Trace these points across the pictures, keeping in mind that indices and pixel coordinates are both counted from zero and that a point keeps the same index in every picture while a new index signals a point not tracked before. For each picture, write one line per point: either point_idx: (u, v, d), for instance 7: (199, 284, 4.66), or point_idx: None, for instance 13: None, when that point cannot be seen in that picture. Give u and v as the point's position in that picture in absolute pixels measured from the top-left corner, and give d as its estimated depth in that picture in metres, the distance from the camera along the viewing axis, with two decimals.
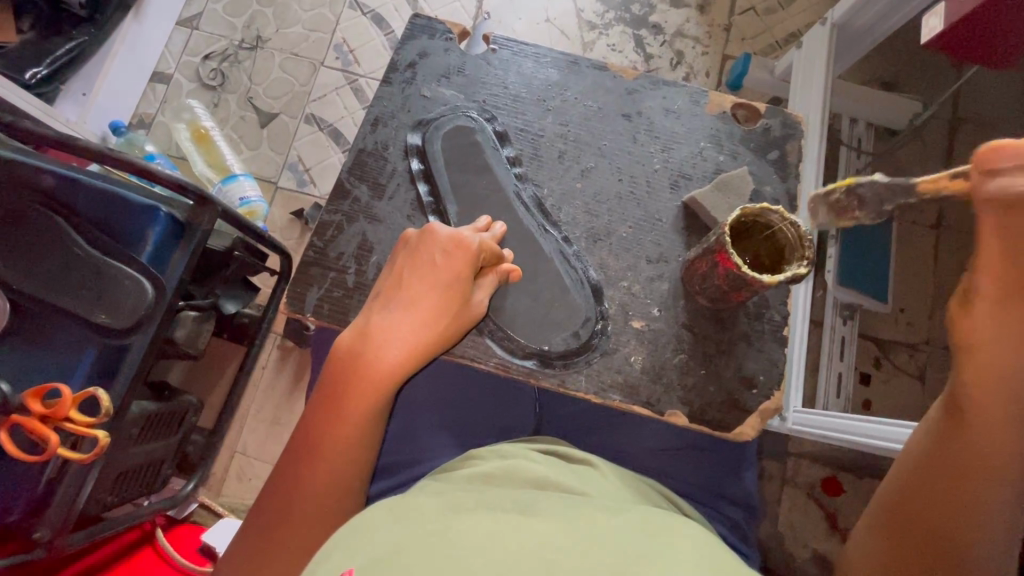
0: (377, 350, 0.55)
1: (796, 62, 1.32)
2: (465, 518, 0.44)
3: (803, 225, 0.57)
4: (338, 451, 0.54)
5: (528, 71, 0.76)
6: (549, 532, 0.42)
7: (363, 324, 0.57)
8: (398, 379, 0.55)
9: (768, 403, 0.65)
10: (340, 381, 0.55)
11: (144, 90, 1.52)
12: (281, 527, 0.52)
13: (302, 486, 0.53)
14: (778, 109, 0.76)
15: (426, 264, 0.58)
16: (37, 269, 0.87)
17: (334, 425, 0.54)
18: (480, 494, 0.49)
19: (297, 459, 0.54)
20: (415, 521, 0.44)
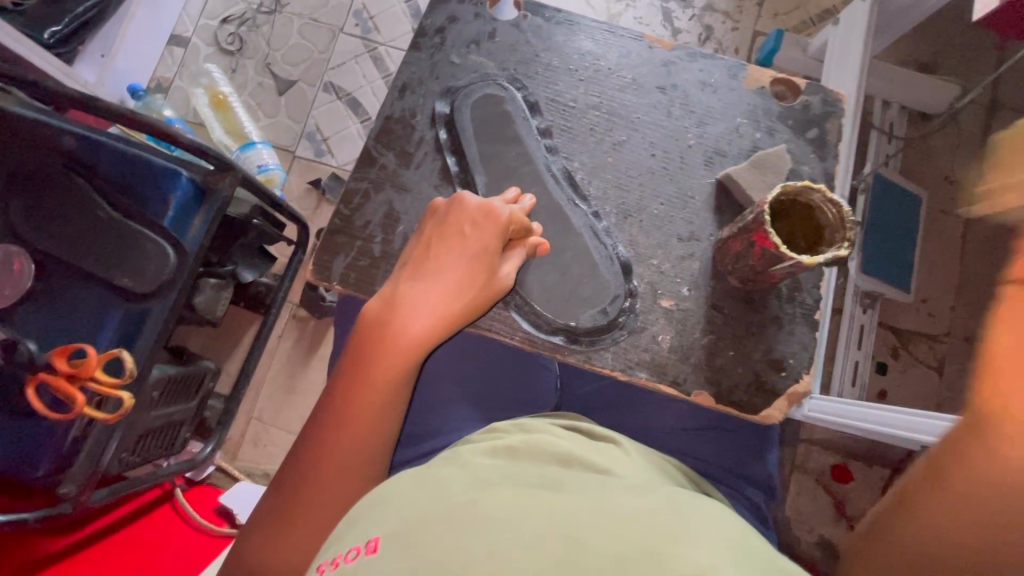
0: (405, 320, 0.54)
1: (832, 39, 1.27)
2: (493, 491, 0.43)
3: (845, 206, 0.56)
4: (363, 420, 0.54)
5: (561, 40, 0.74)
6: (577, 510, 0.41)
7: (387, 294, 0.56)
8: (424, 350, 0.55)
9: (796, 387, 0.64)
10: (365, 350, 0.54)
11: (162, 54, 1.50)
12: (305, 493, 0.53)
13: (326, 454, 0.53)
14: (818, 85, 0.73)
15: (455, 235, 0.57)
16: (59, 231, 0.88)
17: (359, 394, 0.54)
18: (505, 467, 0.48)
19: (322, 427, 0.54)
20: (443, 493, 0.44)
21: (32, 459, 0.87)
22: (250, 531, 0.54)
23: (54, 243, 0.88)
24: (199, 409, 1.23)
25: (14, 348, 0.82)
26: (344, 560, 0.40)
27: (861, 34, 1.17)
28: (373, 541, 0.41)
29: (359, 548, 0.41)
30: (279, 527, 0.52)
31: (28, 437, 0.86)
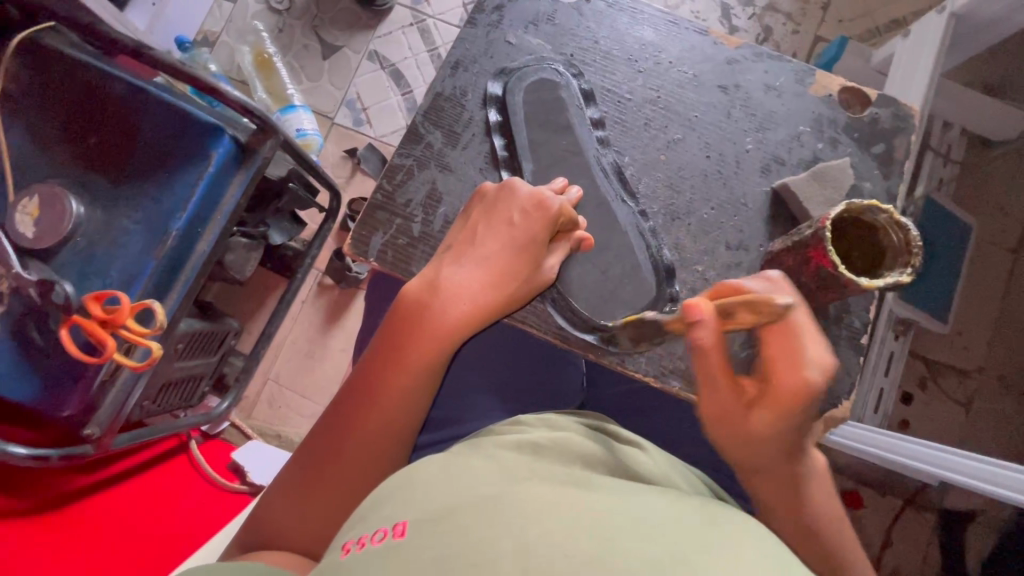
0: (443, 305, 0.53)
1: (898, 51, 1.21)
2: (521, 485, 0.43)
3: (912, 230, 0.53)
4: (391, 402, 0.53)
5: (623, 27, 0.71)
6: (607, 512, 0.40)
7: (420, 278, 0.55)
8: (459, 336, 0.54)
9: (834, 412, 0.62)
10: (400, 331, 0.53)
11: (211, 8, 1.49)
12: (328, 468, 0.53)
13: (349, 437, 0.53)
14: (890, 98, 0.69)
15: (504, 222, 0.56)
16: (105, 181, 0.91)
17: (391, 375, 0.53)
18: (533, 463, 0.48)
19: (351, 405, 0.54)
20: (470, 483, 0.43)
21: (58, 398, 0.88)
22: (264, 504, 0.55)
23: (103, 187, 0.91)
24: (218, 364, 1.25)
25: (51, 290, 0.83)
26: (370, 541, 0.40)
27: (933, 48, 1.10)
28: (400, 525, 0.40)
29: (386, 530, 0.40)
30: (296, 503, 0.53)
31: (55, 377, 0.87)
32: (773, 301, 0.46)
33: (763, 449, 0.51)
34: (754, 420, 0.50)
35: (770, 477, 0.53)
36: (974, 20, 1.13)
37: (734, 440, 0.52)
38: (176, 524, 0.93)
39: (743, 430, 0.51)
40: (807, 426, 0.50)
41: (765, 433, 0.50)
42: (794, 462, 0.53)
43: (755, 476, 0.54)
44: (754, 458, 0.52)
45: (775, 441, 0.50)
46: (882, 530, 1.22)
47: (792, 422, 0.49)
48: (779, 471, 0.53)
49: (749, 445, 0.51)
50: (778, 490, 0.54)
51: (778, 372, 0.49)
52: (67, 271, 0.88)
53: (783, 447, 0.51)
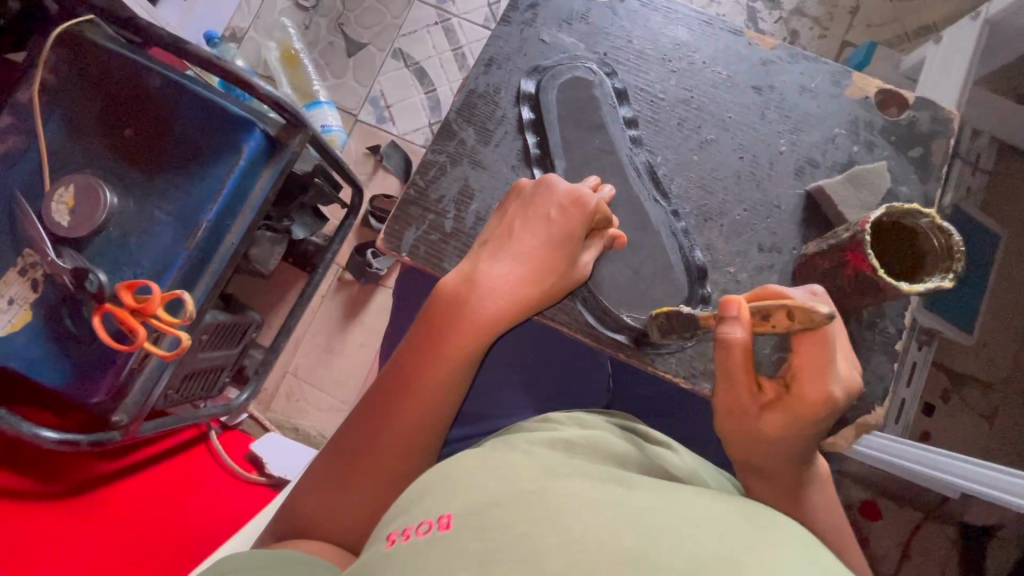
0: (479, 300, 0.53)
1: (930, 57, 1.19)
2: (559, 481, 0.42)
3: (955, 234, 0.52)
4: (427, 394, 0.53)
5: (657, 27, 0.71)
6: (648, 509, 0.40)
7: (457, 273, 0.55)
8: (493, 332, 0.54)
9: (868, 418, 0.61)
10: (436, 325, 0.54)
11: (239, 4, 1.51)
12: (361, 461, 0.53)
13: (385, 430, 0.53)
14: (928, 101, 0.68)
15: (541, 218, 0.56)
16: (138, 172, 0.92)
17: (426, 369, 0.53)
18: (569, 460, 0.48)
19: (385, 398, 0.54)
20: (506, 478, 0.43)
21: (89, 385, 0.89)
22: (298, 492, 0.55)
23: (135, 178, 0.92)
24: (239, 356, 1.26)
25: (84, 277, 0.84)
26: (415, 533, 0.40)
27: (966, 54, 1.09)
28: (444, 517, 0.41)
29: (430, 522, 0.41)
30: (329, 493, 0.53)
31: (86, 365, 0.89)
32: (815, 310, 0.41)
33: (771, 453, 0.51)
34: (767, 422, 0.50)
35: (776, 480, 0.53)
36: (1009, 27, 1.11)
37: (744, 439, 0.52)
38: (198, 512, 0.94)
39: (754, 425, 0.51)
40: (816, 435, 0.50)
41: (774, 436, 0.50)
42: (802, 468, 0.53)
43: (760, 477, 0.54)
44: (760, 457, 0.52)
45: (785, 446, 0.50)
46: (901, 543, 1.21)
47: (804, 430, 0.49)
48: (781, 475, 0.53)
49: (760, 443, 0.51)
50: (778, 489, 0.54)
51: (801, 381, 0.49)
52: (100, 259, 0.90)
53: (795, 451, 0.51)
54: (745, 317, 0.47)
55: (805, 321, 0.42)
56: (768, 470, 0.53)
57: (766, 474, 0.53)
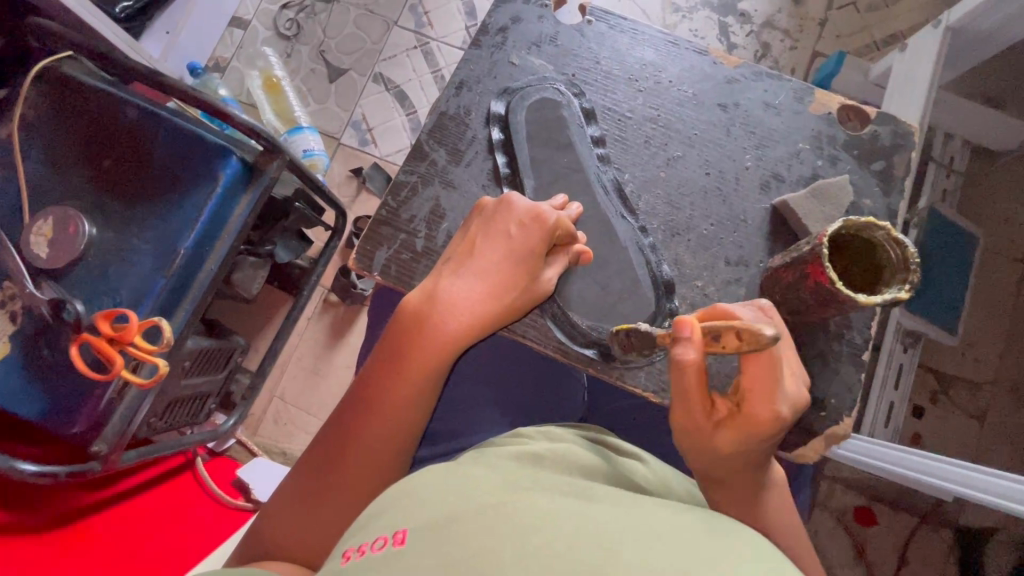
0: (441, 316, 0.54)
1: (898, 65, 1.22)
2: (525, 495, 0.43)
3: (911, 246, 0.53)
4: (391, 410, 0.54)
5: (623, 48, 0.73)
6: (609, 520, 0.41)
7: (424, 285, 0.57)
8: (456, 348, 0.55)
9: (838, 427, 0.62)
10: (400, 342, 0.54)
11: (223, 34, 1.54)
12: (326, 480, 0.54)
13: (357, 445, 0.54)
14: (890, 116, 0.70)
15: (501, 234, 0.57)
16: (117, 202, 0.93)
17: (389, 386, 0.54)
18: (534, 474, 0.48)
19: (350, 415, 0.55)
20: (470, 494, 0.44)
21: (68, 415, 0.89)
22: (265, 515, 0.55)
23: (115, 209, 0.93)
24: (225, 382, 1.26)
25: (61, 307, 0.84)
26: (370, 548, 0.40)
27: (931, 60, 1.12)
28: (400, 533, 0.41)
29: (386, 538, 0.41)
30: (298, 514, 0.53)
31: (65, 394, 0.89)
32: (760, 331, 0.42)
33: (727, 466, 0.52)
34: (720, 439, 0.50)
35: (727, 491, 0.54)
36: (972, 35, 1.15)
37: (700, 457, 0.52)
38: (181, 540, 0.94)
39: (708, 445, 0.51)
40: (763, 448, 0.51)
41: (727, 452, 0.50)
42: (753, 478, 0.54)
43: (715, 489, 0.54)
44: (704, 467, 0.53)
45: (738, 459, 0.51)
46: (896, 548, 1.20)
47: (755, 444, 0.50)
48: (733, 487, 0.54)
49: (709, 459, 0.52)
50: (730, 498, 0.54)
51: (752, 400, 0.49)
52: (79, 289, 0.90)
53: (745, 465, 0.52)
54: (694, 336, 0.47)
55: (754, 342, 0.42)
56: (717, 481, 0.53)
57: (722, 487, 0.54)
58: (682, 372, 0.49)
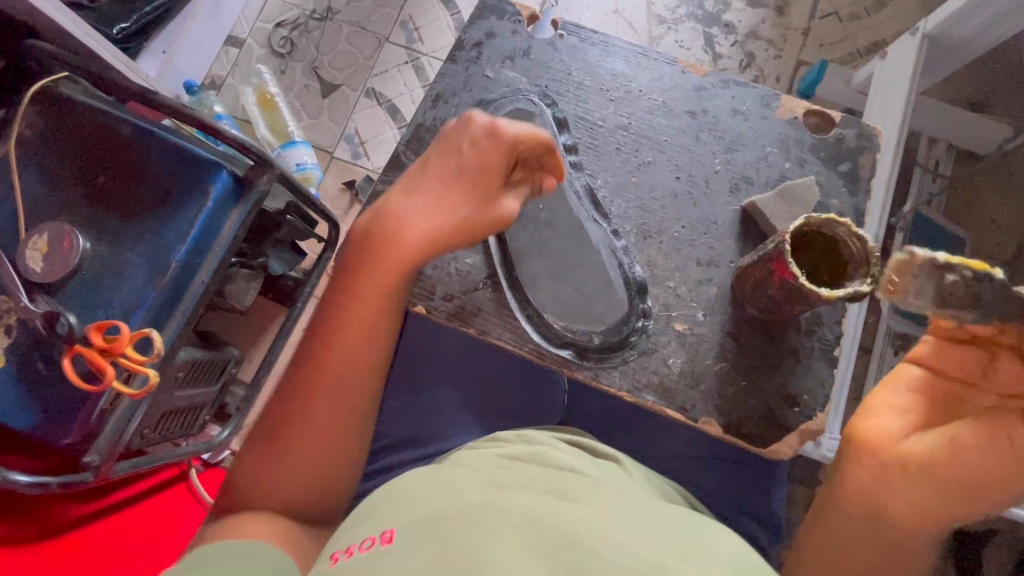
0: (394, 226, 0.62)
1: (878, 73, 1.24)
2: (505, 494, 0.47)
3: (871, 241, 0.54)
4: (353, 317, 0.62)
5: (595, 60, 0.75)
6: (580, 517, 0.45)
7: (360, 266, 0.65)
8: (410, 249, 0.62)
9: (810, 424, 0.63)
10: (356, 257, 0.63)
11: (218, 53, 1.58)
12: (299, 385, 0.62)
13: (293, 410, 0.61)
14: (854, 118, 0.72)
15: (458, 151, 0.62)
16: (110, 217, 0.95)
17: (348, 296, 0.63)
18: (513, 471, 0.52)
19: (318, 329, 0.63)
20: (456, 495, 0.48)
21: (61, 426, 0.90)
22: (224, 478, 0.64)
23: (108, 224, 0.95)
24: (219, 393, 1.27)
25: (55, 320, 0.86)
26: (357, 549, 0.45)
27: (909, 69, 1.15)
28: (387, 532, 0.46)
29: (374, 538, 0.46)
30: (242, 472, 0.61)
31: (58, 406, 0.90)
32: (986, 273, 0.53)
33: (927, 454, 0.60)
34: (1018, 437, 0.56)
35: (897, 472, 0.61)
36: (948, 42, 1.17)
37: (918, 443, 0.61)
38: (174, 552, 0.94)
39: (891, 450, 0.62)
40: (960, 443, 0.58)
41: (945, 441, 0.59)
42: (926, 470, 0.60)
43: (885, 468, 0.62)
44: (947, 502, 0.59)
45: (935, 447, 0.60)
46: None
47: (980, 442, 0.58)
48: (902, 472, 0.61)
49: (929, 476, 0.59)
50: (908, 486, 0.61)
51: None
52: (73, 302, 0.92)
53: (934, 454, 0.60)
54: None
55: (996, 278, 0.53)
56: (889, 458, 0.62)
57: (892, 470, 0.62)
58: None
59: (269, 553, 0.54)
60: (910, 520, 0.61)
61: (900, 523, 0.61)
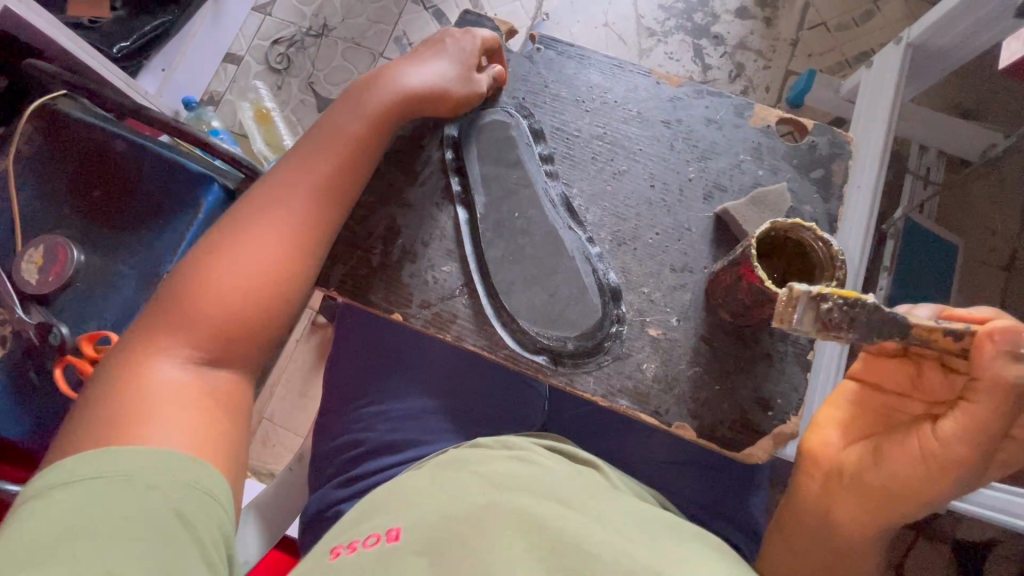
0: (380, 90, 0.68)
1: (863, 81, 1.25)
2: (506, 493, 0.52)
3: (835, 244, 0.55)
4: (326, 157, 0.66)
5: (572, 72, 0.77)
6: (568, 522, 0.49)
7: (290, 160, 0.67)
8: (388, 115, 0.68)
9: (783, 428, 0.64)
10: (345, 107, 0.69)
11: (217, 70, 1.61)
12: (256, 209, 0.64)
13: (207, 285, 0.61)
14: (826, 127, 0.73)
15: (442, 46, 0.71)
16: (103, 230, 0.98)
17: (330, 140, 0.67)
18: (508, 472, 0.56)
19: (290, 164, 0.67)
20: (463, 496, 0.53)
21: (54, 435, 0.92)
22: (104, 363, 0.60)
23: (102, 237, 0.97)
24: None
25: (48, 331, 0.89)
26: (363, 545, 0.51)
27: (892, 79, 1.16)
28: (394, 530, 0.51)
29: (382, 535, 0.51)
30: (139, 354, 0.58)
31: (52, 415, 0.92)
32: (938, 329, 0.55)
33: (851, 464, 0.61)
34: (922, 441, 0.57)
35: (831, 482, 0.62)
36: (931, 51, 1.18)
37: (845, 453, 0.63)
38: None
39: (833, 458, 0.63)
40: (880, 453, 0.60)
41: (870, 452, 0.60)
42: (855, 479, 0.60)
43: (819, 478, 0.64)
44: (885, 512, 0.59)
45: (859, 457, 0.61)
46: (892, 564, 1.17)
47: (894, 450, 0.59)
48: (837, 482, 0.62)
49: (863, 484, 0.60)
50: (838, 493, 0.62)
51: (969, 410, 0.55)
52: (67, 313, 0.94)
53: (861, 465, 0.60)
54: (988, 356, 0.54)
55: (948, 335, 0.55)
56: (825, 471, 0.63)
57: (827, 480, 0.63)
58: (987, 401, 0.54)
59: (188, 471, 0.53)
60: (851, 528, 0.61)
61: (840, 531, 0.61)
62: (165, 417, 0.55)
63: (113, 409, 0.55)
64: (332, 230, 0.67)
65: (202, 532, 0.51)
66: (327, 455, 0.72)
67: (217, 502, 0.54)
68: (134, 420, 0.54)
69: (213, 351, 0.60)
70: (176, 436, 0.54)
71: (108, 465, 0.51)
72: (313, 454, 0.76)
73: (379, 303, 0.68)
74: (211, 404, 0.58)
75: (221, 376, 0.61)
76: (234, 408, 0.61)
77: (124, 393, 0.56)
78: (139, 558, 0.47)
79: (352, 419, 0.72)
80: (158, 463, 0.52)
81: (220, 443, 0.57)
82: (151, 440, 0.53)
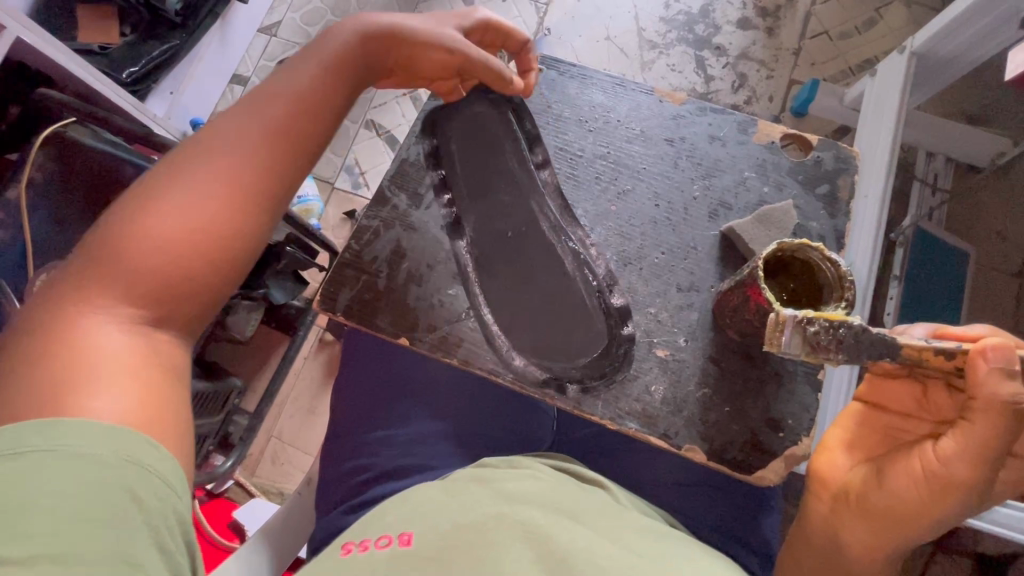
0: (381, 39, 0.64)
1: (868, 92, 1.24)
2: (516, 507, 0.52)
3: (844, 265, 0.55)
4: (297, 102, 0.60)
5: (574, 92, 0.77)
6: (578, 538, 0.48)
7: (241, 101, 0.60)
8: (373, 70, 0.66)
9: (795, 449, 0.63)
10: (325, 48, 0.63)
11: (224, 92, 1.63)
12: (211, 147, 0.57)
13: (150, 227, 0.52)
14: (832, 142, 0.72)
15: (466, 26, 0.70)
16: None
17: (301, 83, 0.61)
18: (515, 486, 0.55)
19: (252, 102, 0.59)
20: (473, 507, 0.52)
21: None
22: (17, 329, 0.52)
23: None
24: (223, 424, 1.29)
25: None
26: (375, 545, 0.50)
27: (897, 89, 1.15)
28: (405, 535, 0.50)
29: (392, 538, 0.50)
30: (71, 314, 0.50)
31: None
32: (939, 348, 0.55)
33: (857, 488, 0.60)
34: (926, 462, 0.56)
35: (840, 508, 0.61)
36: (935, 59, 1.17)
37: (850, 476, 0.61)
38: None
39: (840, 481, 0.62)
40: (885, 476, 0.58)
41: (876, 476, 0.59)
42: (862, 503, 0.59)
43: (828, 503, 0.62)
44: (894, 536, 0.57)
45: (866, 480, 0.59)
46: None
47: (900, 473, 0.57)
48: (846, 507, 0.60)
49: (869, 506, 0.58)
50: (847, 520, 0.60)
51: (972, 428, 0.54)
52: None
53: (865, 488, 0.59)
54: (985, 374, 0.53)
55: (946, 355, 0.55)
56: (833, 496, 0.62)
57: (835, 504, 0.61)
58: (992, 419, 0.53)
59: (133, 444, 0.47)
60: (862, 556, 0.59)
61: (853, 559, 0.59)
62: (108, 384, 0.48)
63: (48, 370, 0.47)
64: (294, 184, 0.61)
65: (156, 517, 0.46)
66: (335, 480, 0.72)
67: (176, 489, 0.49)
68: (77, 385, 0.47)
69: (157, 310, 0.53)
70: (124, 410, 0.48)
71: (58, 438, 0.44)
72: (320, 479, 0.75)
73: (386, 328, 0.68)
74: (159, 368, 0.52)
75: (166, 339, 0.54)
76: (181, 370, 0.55)
77: (50, 357, 0.48)
78: (99, 546, 0.43)
79: (360, 444, 0.72)
80: (114, 438, 0.46)
81: (172, 414, 0.51)
82: (92, 411, 0.46)
